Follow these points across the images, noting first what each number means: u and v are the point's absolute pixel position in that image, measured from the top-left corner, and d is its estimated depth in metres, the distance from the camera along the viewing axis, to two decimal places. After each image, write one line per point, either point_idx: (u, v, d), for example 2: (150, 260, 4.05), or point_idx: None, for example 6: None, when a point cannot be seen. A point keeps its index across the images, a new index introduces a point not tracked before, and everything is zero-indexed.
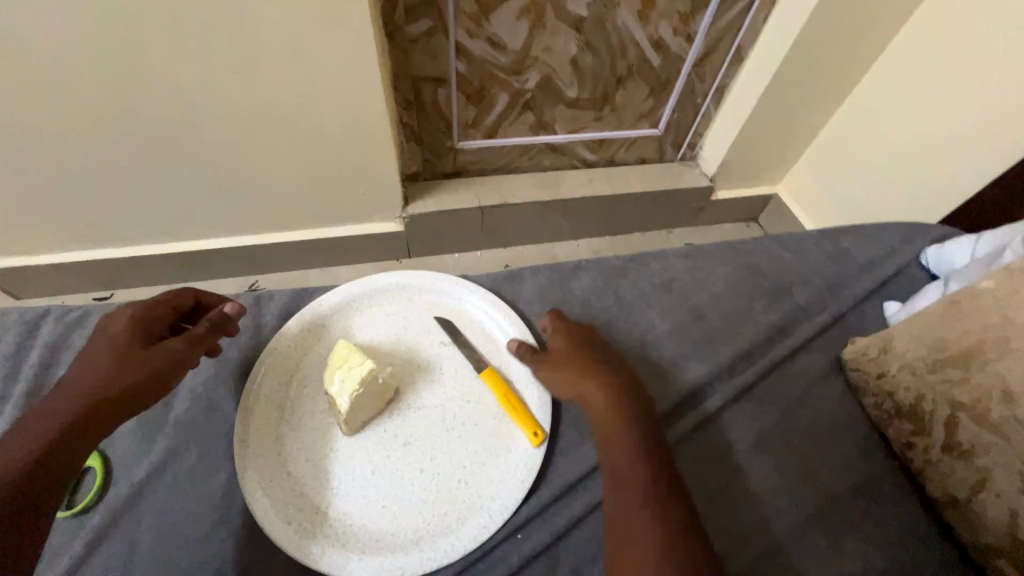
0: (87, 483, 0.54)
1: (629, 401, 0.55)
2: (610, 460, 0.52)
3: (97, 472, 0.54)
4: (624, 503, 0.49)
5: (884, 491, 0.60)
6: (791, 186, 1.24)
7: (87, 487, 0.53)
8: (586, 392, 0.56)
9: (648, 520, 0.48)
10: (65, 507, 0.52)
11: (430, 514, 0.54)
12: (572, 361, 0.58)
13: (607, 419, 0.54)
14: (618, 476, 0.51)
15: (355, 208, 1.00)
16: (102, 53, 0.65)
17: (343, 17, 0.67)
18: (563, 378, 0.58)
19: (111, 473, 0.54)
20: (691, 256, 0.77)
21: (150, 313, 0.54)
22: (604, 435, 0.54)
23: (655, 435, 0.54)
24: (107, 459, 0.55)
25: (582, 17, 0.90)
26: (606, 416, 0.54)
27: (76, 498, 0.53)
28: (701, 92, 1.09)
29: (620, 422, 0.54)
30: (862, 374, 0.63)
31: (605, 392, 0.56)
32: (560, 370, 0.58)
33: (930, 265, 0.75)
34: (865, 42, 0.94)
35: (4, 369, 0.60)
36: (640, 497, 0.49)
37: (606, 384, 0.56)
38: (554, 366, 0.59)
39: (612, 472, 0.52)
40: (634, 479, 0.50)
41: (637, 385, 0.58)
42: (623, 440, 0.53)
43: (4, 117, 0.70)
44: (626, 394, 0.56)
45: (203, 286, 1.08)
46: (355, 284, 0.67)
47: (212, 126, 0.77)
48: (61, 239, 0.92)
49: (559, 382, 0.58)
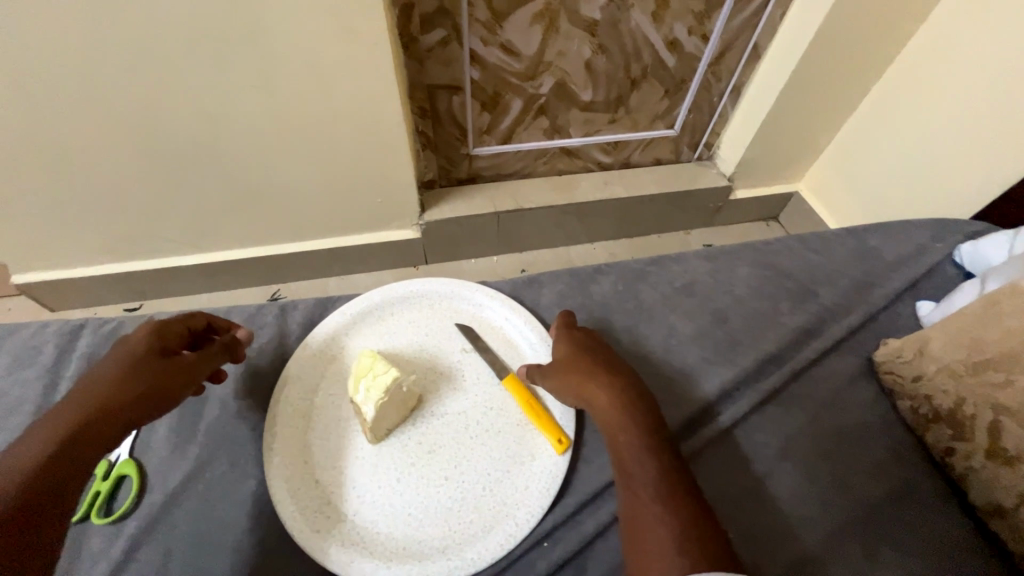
0: (124, 490, 0.55)
1: (633, 399, 0.55)
2: (619, 461, 0.51)
3: (133, 479, 0.55)
4: (638, 504, 0.48)
5: (923, 498, 0.58)
6: (812, 184, 1.21)
7: (123, 494, 0.55)
8: (588, 394, 0.55)
9: (663, 520, 0.46)
10: (103, 514, 0.53)
11: (457, 522, 0.54)
12: (576, 365, 0.57)
13: (613, 422, 0.53)
14: (628, 477, 0.50)
15: (373, 217, 1.01)
16: (132, 73, 0.68)
17: (361, 30, 0.68)
18: (565, 383, 0.57)
19: (146, 480, 0.55)
20: (712, 258, 0.75)
21: (168, 334, 0.54)
22: (610, 435, 0.53)
23: (661, 432, 0.53)
24: (142, 467, 0.56)
25: (595, 21, 0.90)
26: (610, 416, 0.54)
27: (112, 505, 0.54)
28: (717, 91, 1.08)
29: (622, 421, 0.53)
30: (895, 376, 0.62)
31: (607, 391, 0.55)
32: (565, 375, 0.57)
33: (964, 263, 0.72)
34: (888, 35, 0.91)
35: (44, 379, 0.62)
36: (653, 496, 0.48)
37: (608, 383, 0.55)
38: (555, 372, 0.58)
39: (623, 473, 0.51)
40: (645, 479, 0.49)
41: (642, 387, 0.57)
42: (630, 439, 0.52)
43: (40, 138, 0.73)
44: (628, 393, 0.55)
45: (227, 296, 1.11)
46: (377, 292, 0.67)
47: (236, 140, 0.79)
48: (94, 253, 0.95)
49: (564, 388, 0.57)
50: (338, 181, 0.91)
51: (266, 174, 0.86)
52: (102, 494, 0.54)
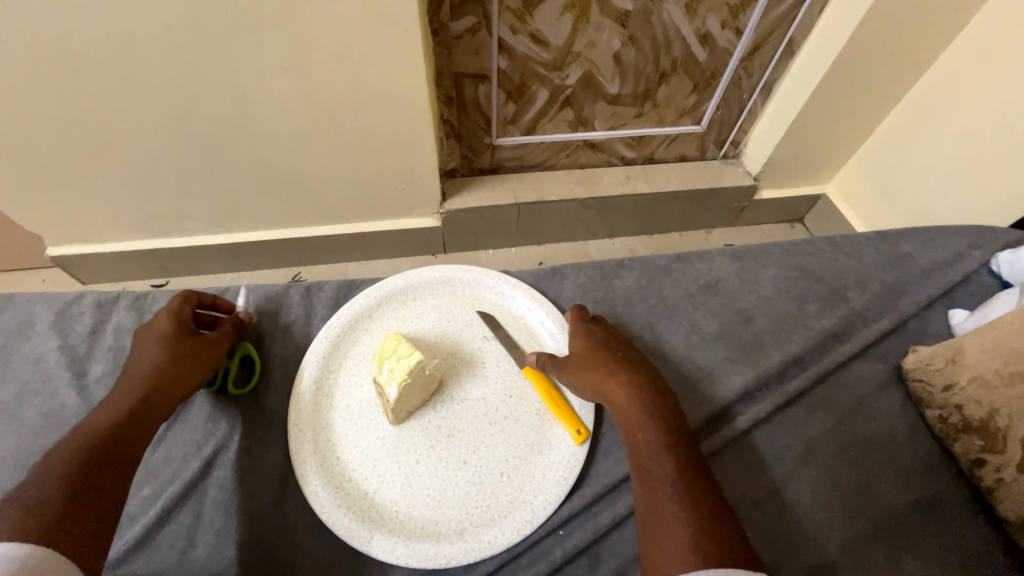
0: (249, 367, 0.63)
1: (650, 395, 0.54)
2: (637, 456, 0.51)
3: (257, 357, 0.63)
4: (656, 498, 0.48)
5: (947, 509, 0.57)
6: (841, 186, 1.18)
7: (250, 370, 0.63)
8: (606, 389, 0.55)
9: (681, 515, 0.46)
10: (239, 388, 0.61)
11: (473, 506, 0.55)
12: (597, 359, 0.57)
13: (632, 418, 0.53)
14: (646, 473, 0.50)
15: (396, 203, 1.02)
16: (166, 53, 0.68)
17: (392, 16, 0.68)
18: (583, 376, 0.57)
19: (185, 446, 0.57)
20: (738, 256, 0.74)
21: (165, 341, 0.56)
22: (627, 430, 0.53)
23: (679, 428, 0.53)
24: (260, 347, 0.64)
25: (627, 12, 0.88)
26: (628, 411, 0.53)
27: (242, 379, 0.62)
28: (747, 88, 1.05)
29: (640, 416, 0.53)
30: (925, 385, 0.61)
31: (625, 386, 0.55)
32: (585, 368, 0.57)
33: (1001, 271, 0.70)
34: (932, 34, 0.88)
35: (81, 349, 0.65)
36: (672, 492, 0.47)
37: (626, 379, 0.55)
38: (571, 366, 0.58)
39: (640, 467, 0.50)
40: (663, 475, 0.49)
41: (662, 384, 0.56)
42: (647, 434, 0.51)
43: (77, 116, 0.74)
44: (646, 389, 0.55)
45: (250, 276, 1.13)
46: (401, 277, 0.68)
47: (265, 122, 0.80)
48: (125, 230, 0.97)
49: (583, 382, 0.57)
50: (363, 167, 0.91)
51: (293, 157, 0.87)
52: (233, 370, 0.61)
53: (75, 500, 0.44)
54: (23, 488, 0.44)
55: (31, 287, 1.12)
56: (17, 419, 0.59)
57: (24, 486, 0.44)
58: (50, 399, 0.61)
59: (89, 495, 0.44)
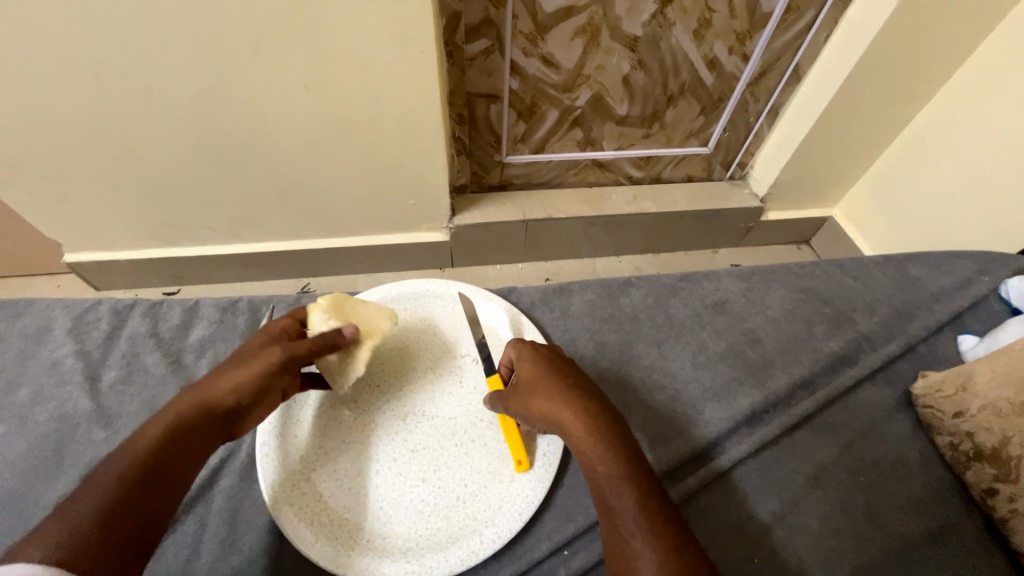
0: None
1: (607, 424, 0.51)
2: (598, 492, 0.47)
3: None
4: (620, 539, 0.44)
5: (957, 539, 0.56)
6: (847, 209, 1.19)
7: None
8: (561, 419, 0.51)
9: (647, 556, 0.42)
10: None
11: (423, 526, 0.55)
12: (545, 384, 0.53)
13: (588, 449, 0.49)
14: (609, 509, 0.46)
15: (406, 218, 1.03)
16: (194, 69, 0.71)
17: (410, 39, 0.71)
18: (534, 406, 0.53)
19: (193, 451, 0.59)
20: (746, 277, 0.75)
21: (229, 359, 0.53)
22: (588, 464, 0.49)
23: (639, 457, 0.49)
24: None
25: (637, 37, 0.91)
26: (585, 444, 0.49)
27: None
28: (754, 111, 1.07)
29: (597, 447, 0.49)
30: (935, 411, 0.60)
31: (582, 415, 0.51)
32: (537, 396, 0.53)
33: (1011, 298, 0.70)
34: (936, 63, 0.90)
35: (96, 353, 0.66)
36: (635, 530, 0.43)
37: (580, 406, 0.51)
38: (520, 397, 0.54)
39: (603, 504, 0.47)
40: (628, 511, 0.45)
41: (611, 408, 0.53)
42: (606, 467, 0.47)
43: (103, 127, 0.77)
44: (601, 417, 0.51)
45: (260, 286, 1.15)
46: (394, 287, 0.71)
47: (283, 135, 0.82)
48: (141, 238, 1.00)
49: (532, 410, 0.53)
50: (375, 181, 0.93)
51: (308, 170, 0.89)
52: None
53: (118, 532, 0.41)
54: (71, 504, 0.42)
55: (47, 292, 1.14)
56: (31, 422, 0.60)
57: (71, 504, 0.42)
58: (64, 403, 0.61)
59: (134, 527, 0.42)
